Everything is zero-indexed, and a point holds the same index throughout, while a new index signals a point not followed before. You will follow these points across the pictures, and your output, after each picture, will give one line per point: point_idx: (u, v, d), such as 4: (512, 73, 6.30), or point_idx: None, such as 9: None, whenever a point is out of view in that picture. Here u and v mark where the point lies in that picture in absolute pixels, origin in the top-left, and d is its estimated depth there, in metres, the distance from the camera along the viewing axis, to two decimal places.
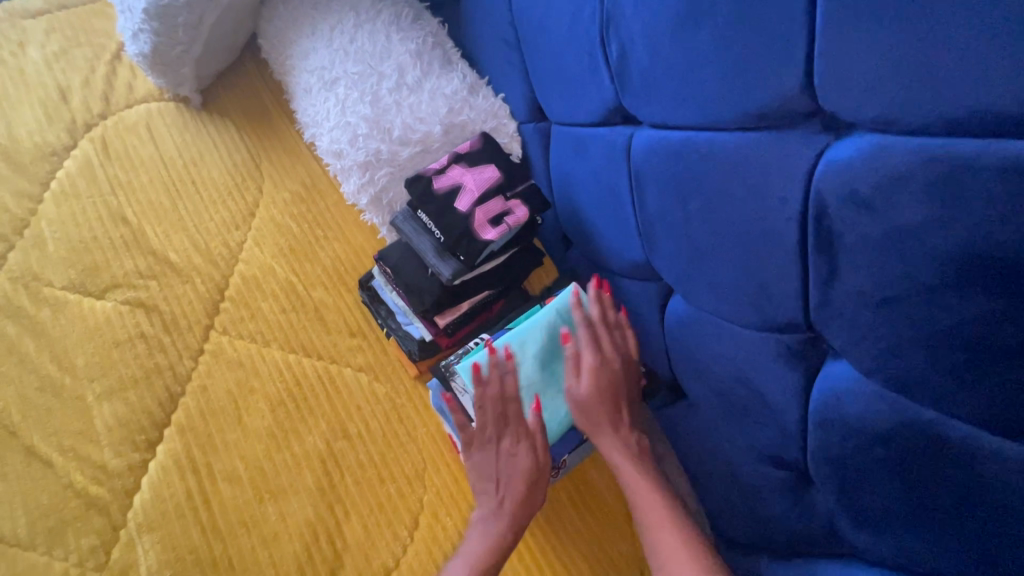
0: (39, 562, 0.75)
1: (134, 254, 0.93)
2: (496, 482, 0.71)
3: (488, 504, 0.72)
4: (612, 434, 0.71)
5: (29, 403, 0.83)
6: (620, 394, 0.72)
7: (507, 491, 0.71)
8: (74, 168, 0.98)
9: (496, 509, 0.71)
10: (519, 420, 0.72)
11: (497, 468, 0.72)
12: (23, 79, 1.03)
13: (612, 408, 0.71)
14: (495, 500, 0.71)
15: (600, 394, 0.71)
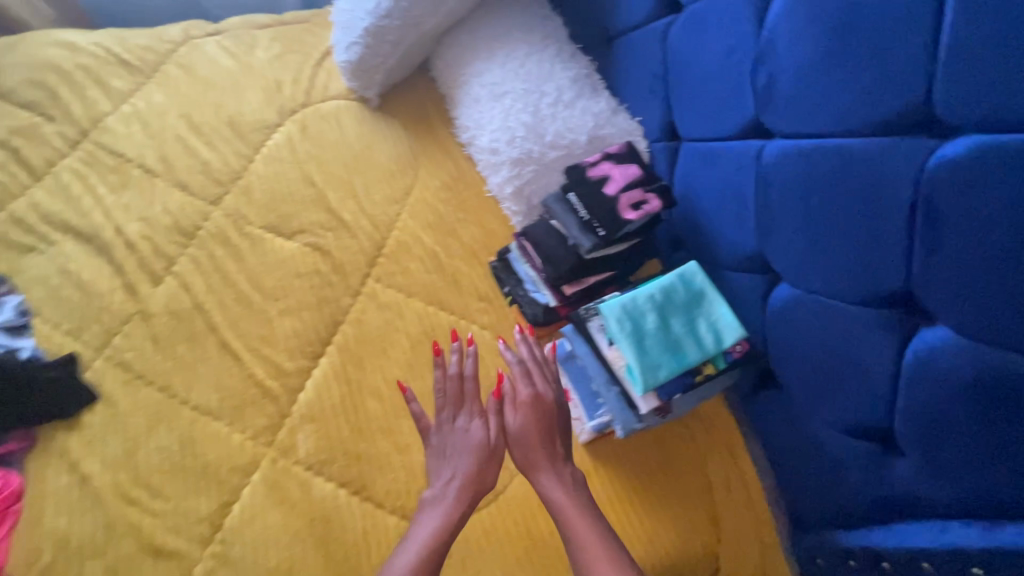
0: (222, 430, 0.91)
1: (317, 210, 1.15)
2: (461, 461, 0.84)
3: (450, 485, 0.82)
4: (542, 469, 0.82)
5: (225, 309, 1.02)
6: (556, 433, 0.84)
7: (465, 467, 0.83)
8: (280, 140, 1.23)
9: (459, 488, 0.82)
10: (475, 405, 0.88)
11: (466, 447, 0.85)
12: (250, 70, 1.31)
13: (537, 451, 0.83)
14: (454, 481, 0.82)
15: (530, 433, 0.83)
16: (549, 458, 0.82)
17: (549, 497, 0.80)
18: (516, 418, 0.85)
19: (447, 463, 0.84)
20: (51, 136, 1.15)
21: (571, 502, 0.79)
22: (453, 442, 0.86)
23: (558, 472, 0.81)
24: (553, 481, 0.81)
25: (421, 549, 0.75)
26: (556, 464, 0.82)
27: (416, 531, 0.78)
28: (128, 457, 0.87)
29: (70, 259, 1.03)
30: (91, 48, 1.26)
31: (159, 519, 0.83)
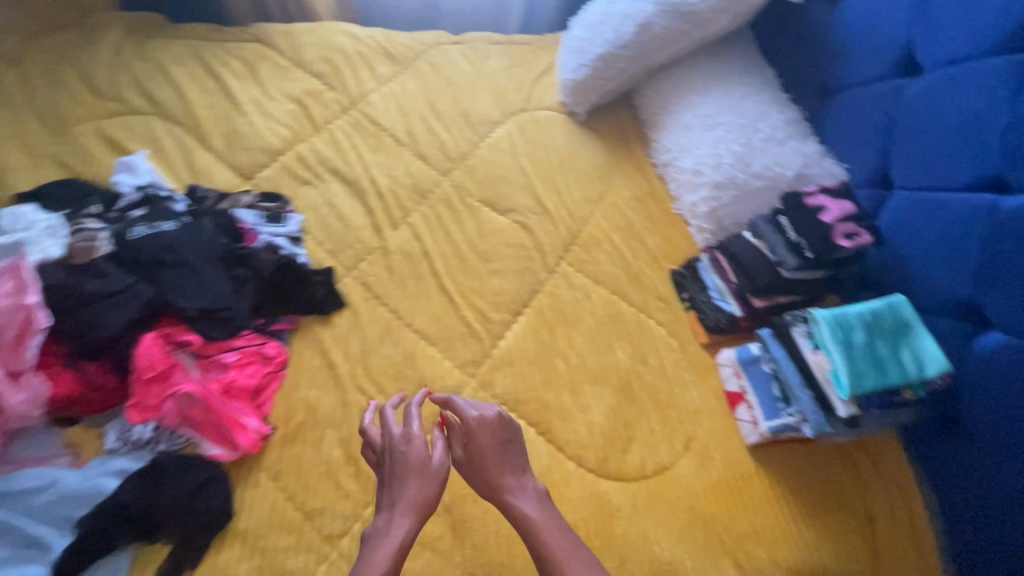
0: (436, 356, 1.06)
1: (526, 196, 1.32)
2: (411, 482, 0.79)
3: (399, 506, 0.78)
4: (521, 495, 0.82)
5: (445, 260, 1.20)
6: (508, 449, 0.86)
7: (410, 489, 0.79)
8: (502, 134, 1.43)
9: (407, 502, 0.78)
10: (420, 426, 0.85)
11: (425, 470, 0.81)
12: (483, 75, 1.55)
13: (509, 477, 0.84)
14: (402, 499, 0.78)
15: (492, 454, 0.85)
16: (515, 478, 0.84)
17: (517, 511, 0.80)
18: (478, 439, 0.86)
19: (402, 481, 0.80)
20: (331, 101, 1.43)
21: (543, 521, 0.79)
22: (404, 464, 0.81)
23: (523, 490, 0.83)
24: (519, 496, 0.82)
25: (380, 565, 0.71)
26: (527, 483, 0.84)
27: (373, 554, 0.73)
28: (363, 358, 1.04)
29: (334, 196, 1.26)
30: (367, 40, 1.56)
31: (383, 412, 0.99)
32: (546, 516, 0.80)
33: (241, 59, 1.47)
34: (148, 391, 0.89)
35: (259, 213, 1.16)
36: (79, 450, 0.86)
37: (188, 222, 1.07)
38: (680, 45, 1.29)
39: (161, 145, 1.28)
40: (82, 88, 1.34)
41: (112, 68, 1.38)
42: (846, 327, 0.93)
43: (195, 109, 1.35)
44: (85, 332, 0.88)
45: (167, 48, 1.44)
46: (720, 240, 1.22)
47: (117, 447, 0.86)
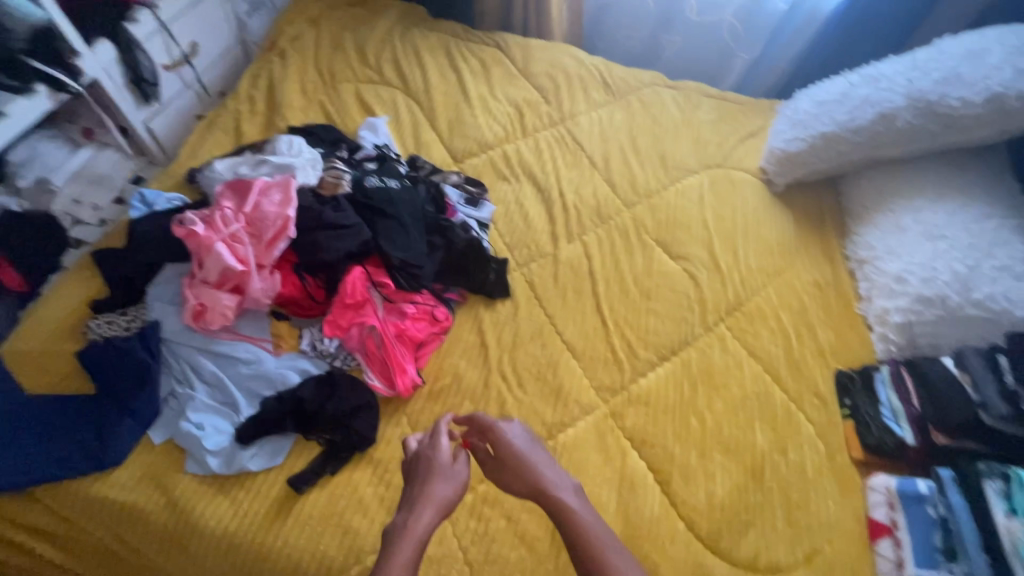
0: (576, 371, 1.10)
1: (701, 249, 1.31)
2: (436, 481, 0.80)
3: (425, 501, 0.77)
4: (548, 499, 0.80)
5: (607, 285, 1.24)
6: (533, 452, 0.86)
7: (434, 484, 0.79)
8: (692, 183, 1.44)
9: (432, 500, 0.77)
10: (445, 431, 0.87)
11: (447, 472, 0.81)
12: (689, 123, 1.57)
13: (532, 484, 0.81)
14: (428, 497, 0.77)
15: (513, 458, 0.84)
16: (539, 481, 0.82)
17: (549, 506, 0.79)
18: (501, 446, 0.86)
19: (426, 478, 0.80)
20: (543, 113, 1.55)
21: (572, 520, 0.77)
22: (427, 465, 0.82)
23: (550, 488, 0.81)
24: (553, 488, 0.81)
25: (406, 556, 0.70)
26: (556, 480, 0.82)
27: (397, 543, 0.72)
28: (512, 348, 1.12)
29: (524, 196, 1.37)
30: (590, 66, 1.66)
31: (517, 404, 1.05)
32: (571, 518, 0.77)
33: (479, 59, 1.65)
34: (342, 314, 1.03)
35: (461, 194, 1.30)
36: (279, 342, 1.02)
37: (407, 186, 1.24)
38: (919, 144, 1.21)
39: (399, 115, 1.49)
40: (354, 54, 1.60)
41: (380, 44, 1.64)
42: None
43: (433, 92, 1.54)
44: (314, 250, 1.05)
45: (425, 37, 1.67)
46: (905, 356, 1.13)
47: (307, 351, 1.02)
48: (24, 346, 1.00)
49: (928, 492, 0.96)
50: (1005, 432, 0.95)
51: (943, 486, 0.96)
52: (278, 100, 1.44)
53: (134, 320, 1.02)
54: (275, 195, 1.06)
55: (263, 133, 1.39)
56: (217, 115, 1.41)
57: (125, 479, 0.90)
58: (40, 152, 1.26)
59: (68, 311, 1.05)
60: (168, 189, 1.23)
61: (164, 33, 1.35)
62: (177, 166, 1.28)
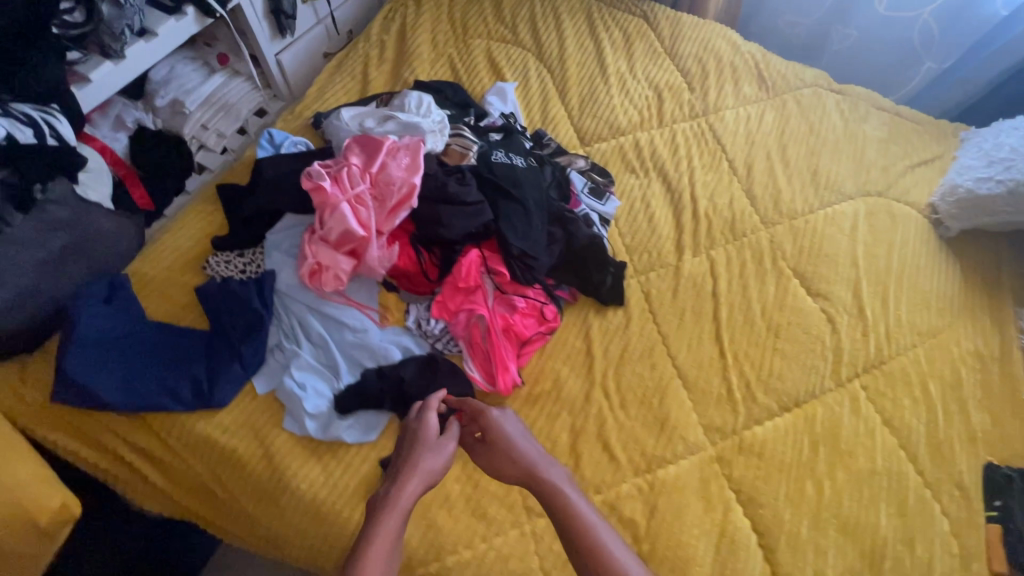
0: (685, 403, 1.01)
1: (846, 289, 1.15)
2: (420, 454, 0.78)
3: (412, 477, 0.75)
4: (538, 488, 0.78)
5: (730, 312, 1.12)
6: (522, 436, 0.84)
7: (420, 461, 0.77)
8: (846, 210, 1.26)
9: (415, 475, 0.75)
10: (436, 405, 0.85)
11: (433, 448, 0.79)
12: (853, 137, 1.36)
13: (522, 473, 0.80)
14: (412, 471, 0.76)
15: (503, 441, 0.82)
16: (528, 470, 0.80)
17: (539, 489, 0.78)
18: (490, 428, 0.84)
19: (412, 452, 0.78)
20: (685, 102, 1.38)
21: (563, 510, 0.75)
22: (413, 439, 0.80)
23: (542, 477, 0.79)
24: (543, 472, 0.79)
25: (388, 533, 0.68)
26: (545, 463, 0.81)
27: (380, 518, 0.70)
28: (619, 364, 1.03)
29: (651, 195, 1.24)
30: (746, 54, 1.47)
31: (617, 426, 0.97)
32: (561, 509, 0.75)
33: (622, 30, 1.49)
34: (451, 296, 0.98)
35: (587, 182, 1.19)
36: (386, 313, 0.99)
37: (533, 166, 1.14)
38: None
39: (528, 82, 1.37)
40: (489, 7, 1.49)
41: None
42: None
43: (568, 61, 1.41)
44: (433, 224, 1.00)
45: None
46: None
47: (413, 328, 0.98)
48: (150, 271, 1.03)
49: None
50: None
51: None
52: (408, 50, 1.37)
53: (251, 266, 1.02)
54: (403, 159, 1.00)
55: (389, 84, 1.33)
56: (345, 57, 1.36)
57: (228, 423, 0.91)
58: (177, 73, 1.28)
59: (192, 243, 1.06)
60: (293, 132, 1.21)
61: None
62: (304, 108, 1.25)
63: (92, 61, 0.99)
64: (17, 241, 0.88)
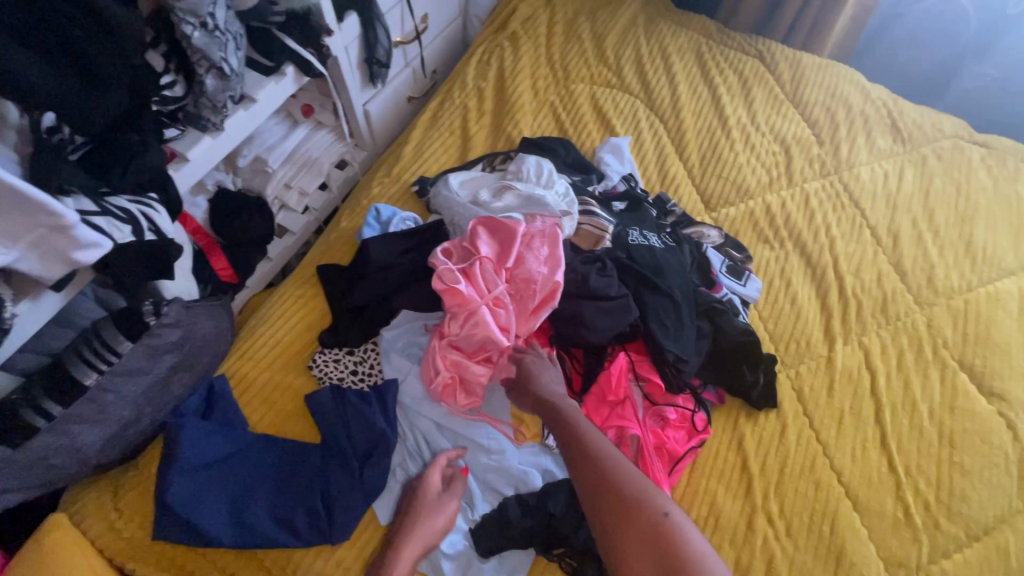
0: (860, 531, 0.88)
1: (1022, 387, 1.02)
2: (423, 515, 0.76)
3: (410, 540, 0.74)
4: (574, 457, 0.77)
5: (895, 414, 0.98)
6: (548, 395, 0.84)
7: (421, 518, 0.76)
8: (1009, 289, 1.11)
9: (414, 538, 0.75)
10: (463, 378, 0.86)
11: (433, 508, 0.77)
12: (1006, 200, 1.22)
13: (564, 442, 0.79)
14: (410, 534, 0.75)
15: (524, 380, 0.85)
16: (566, 438, 0.79)
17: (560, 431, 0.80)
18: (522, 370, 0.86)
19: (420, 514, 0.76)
20: (815, 156, 1.24)
21: (597, 477, 0.74)
22: (419, 495, 0.78)
23: (570, 429, 0.79)
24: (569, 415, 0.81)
25: None
26: (567, 406, 0.82)
27: None
28: (778, 482, 0.91)
29: (790, 270, 1.11)
30: (877, 101, 1.32)
31: (786, 560, 0.85)
32: (595, 484, 0.74)
33: (737, 73, 1.34)
34: (597, 409, 0.88)
35: (724, 260, 1.06)
36: (521, 428, 0.87)
37: (671, 245, 1.01)
38: None
39: (641, 135, 1.24)
40: (590, 46, 1.35)
41: (621, 37, 1.37)
42: None
43: (683, 111, 1.27)
44: (575, 324, 0.88)
45: (674, 34, 1.38)
46: None
47: (552, 447, 0.86)
48: (250, 371, 0.91)
49: None
50: None
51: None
52: (508, 99, 1.23)
53: (364, 367, 0.91)
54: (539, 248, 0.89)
55: (489, 139, 1.20)
56: (439, 108, 1.23)
57: (349, 561, 0.79)
58: (262, 127, 1.16)
59: (292, 336, 0.95)
60: (393, 198, 1.09)
61: (403, 5, 1.16)
62: (401, 169, 1.12)
63: (189, 137, 0.87)
64: (125, 371, 0.76)
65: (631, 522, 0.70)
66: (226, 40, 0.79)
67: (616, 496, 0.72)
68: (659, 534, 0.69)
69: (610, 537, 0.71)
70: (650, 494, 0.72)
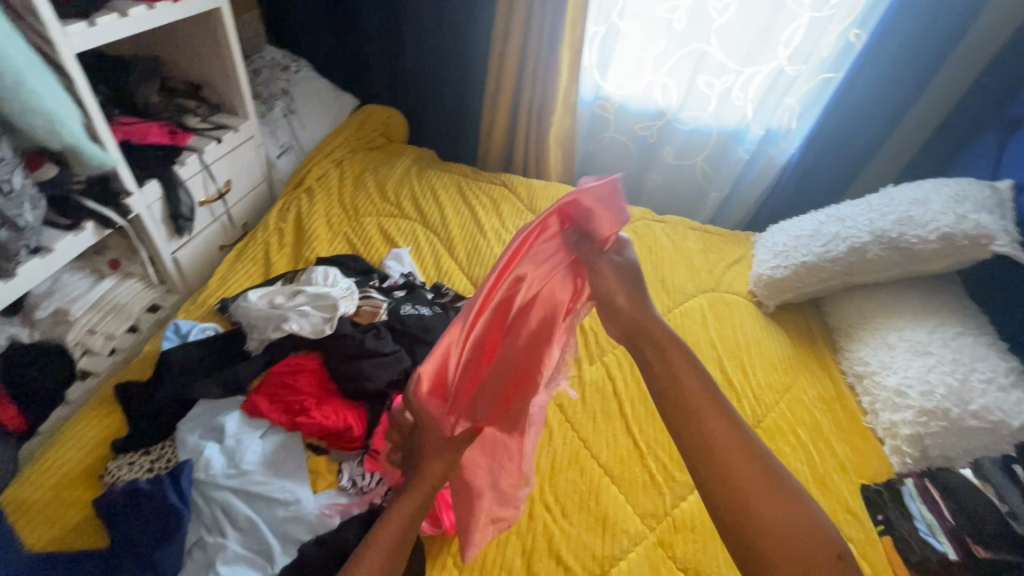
0: (619, 497, 1.08)
1: (713, 367, 1.39)
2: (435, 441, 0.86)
3: (404, 501, 0.80)
4: (700, 399, 0.78)
5: (633, 405, 1.26)
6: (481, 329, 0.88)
7: (408, 504, 0.79)
8: (693, 304, 1.55)
9: (390, 521, 0.77)
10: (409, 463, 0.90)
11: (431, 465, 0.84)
12: (680, 249, 1.73)
13: (670, 393, 0.79)
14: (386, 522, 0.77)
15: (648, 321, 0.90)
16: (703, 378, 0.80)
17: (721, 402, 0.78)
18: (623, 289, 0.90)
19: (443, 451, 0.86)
20: None
21: (748, 464, 0.72)
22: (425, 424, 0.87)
23: (706, 393, 0.78)
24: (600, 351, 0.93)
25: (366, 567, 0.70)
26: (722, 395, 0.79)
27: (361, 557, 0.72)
28: (551, 476, 1.10)
29: None
30: None
31: (565, 536, 1.01)
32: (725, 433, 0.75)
33: (488, 196, 1.82)
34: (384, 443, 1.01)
35: None
36: (318, 477, 0.99)
37: (439, 312, 1.29)
38: (888, 272, 1.38)
39: (419, 246, 1.59)
40: (375, 190, 1.74)
41: (399, 182, 1.79)
42: None
43: (450, 225, 1.66)
44: (356, 378, 1.07)
45: (439, 176, 1.85)
46: (922, 468, 1.17)
47: (347, 487, 0.98)
48: (32, 495, 0.92)
49: None
50: None
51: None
52: (306, 233, 1.52)
53: (160, 461, 0.98)
54: (574, 252, 0.91)
55: (290, 264, 1.45)
56: (245, 248, 1.47)
57: None
58: (62, 283, 1.24)
59: (84, 454, 0.98)
60: (199, 319, 1.25)
61: (205, 173, 1.45)
62: (207, 295, 1.31)
63: None
64: None
65: (795, 539, 0.67)
66: (22, 200, 0.97)
67: (743, 440, 0.74)
68: (789, 488, 0.71)
69: (767, 536, 0.67)
70: (816, 511, 0.70)
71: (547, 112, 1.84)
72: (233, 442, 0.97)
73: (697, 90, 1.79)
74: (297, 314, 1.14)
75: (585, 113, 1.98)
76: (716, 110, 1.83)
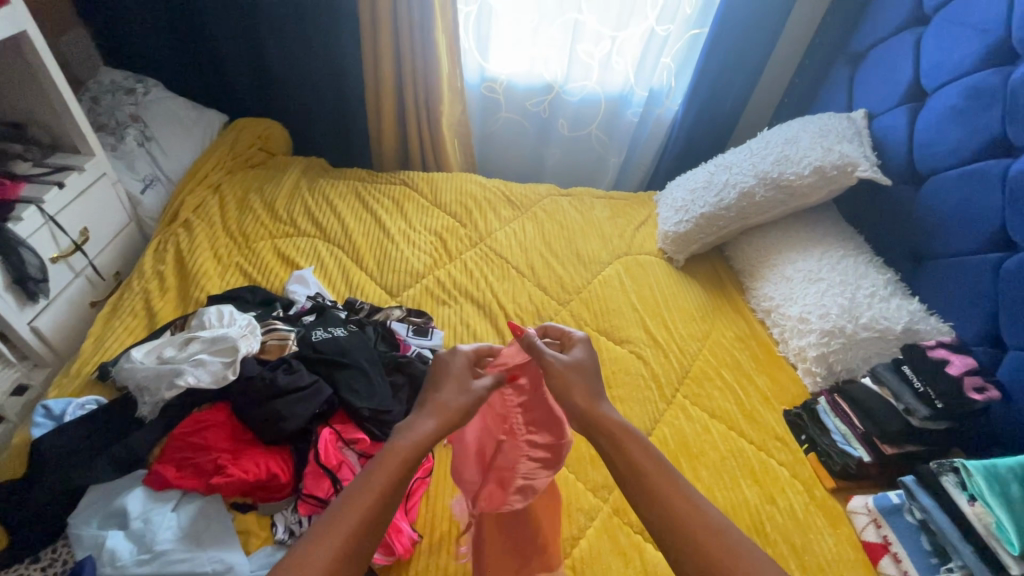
0: (569, 477, 1.09)
1: (637, 327, 1.42)
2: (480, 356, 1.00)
3: (423, 423, 0.78)
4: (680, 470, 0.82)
5: None
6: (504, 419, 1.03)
7: (381, 479, 0.69)
8: (611, 272, 1.57)
9: (406, 443, 0.74)
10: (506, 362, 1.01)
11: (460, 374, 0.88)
12: (589, 220, 1.74)
13: (624, 457, 0.75)
14: (394, 445, 0.73)
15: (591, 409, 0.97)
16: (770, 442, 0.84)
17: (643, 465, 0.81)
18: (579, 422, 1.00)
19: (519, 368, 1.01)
20: (462, 235, 1.64)
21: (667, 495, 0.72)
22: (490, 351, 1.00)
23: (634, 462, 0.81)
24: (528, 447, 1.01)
25: (369, 494, 0.67)
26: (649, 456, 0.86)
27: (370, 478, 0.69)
28: None
29: (468, 316, 1.41)
30: (492, 188, 1.80)
31: None
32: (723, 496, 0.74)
33: (389, 198, 1.73)
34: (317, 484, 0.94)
35: (409, 326, 1.29)
36: (249, 537, 0.90)
37: (355, 331, 1.22)
38: (776, 210, 1.48)
39: (324, 262, 1.49)
40: (264, 211, 1.60)
41: (289, 198, 1.66)
42: (1009, 477, 0.90)
43: (353, 233, 1.57)
44: (273, 421, 0.99)
45: (333, 185, 1.73)
46: (831, 384, 1.27)
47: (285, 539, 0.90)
48: None
49: (901, 504, 1.03)
50: (931, 429, 1.10)
51: (913, 490, 1.01)
52: (190, 271, 1.38)
53: (55, 565, 0.87)
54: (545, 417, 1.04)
55: (179, 308, 1.31)
56: (121, 300, 1.31)
57: None
58: None
59: None
60: (75, 393, 1.09)
61: (51, 226, 1.27)
62: (81, 364, 1.15)
63: None
64: None
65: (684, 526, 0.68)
66: None
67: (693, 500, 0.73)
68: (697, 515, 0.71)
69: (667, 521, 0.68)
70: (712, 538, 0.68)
71: (434, 100, 1.78)
72: (141, 524, 0.86)
73: (578, 60, 1.80)
74: (192, 366, 1.03)
75: (474, 96, 1.93)
76: (600, 77, 1.85)
